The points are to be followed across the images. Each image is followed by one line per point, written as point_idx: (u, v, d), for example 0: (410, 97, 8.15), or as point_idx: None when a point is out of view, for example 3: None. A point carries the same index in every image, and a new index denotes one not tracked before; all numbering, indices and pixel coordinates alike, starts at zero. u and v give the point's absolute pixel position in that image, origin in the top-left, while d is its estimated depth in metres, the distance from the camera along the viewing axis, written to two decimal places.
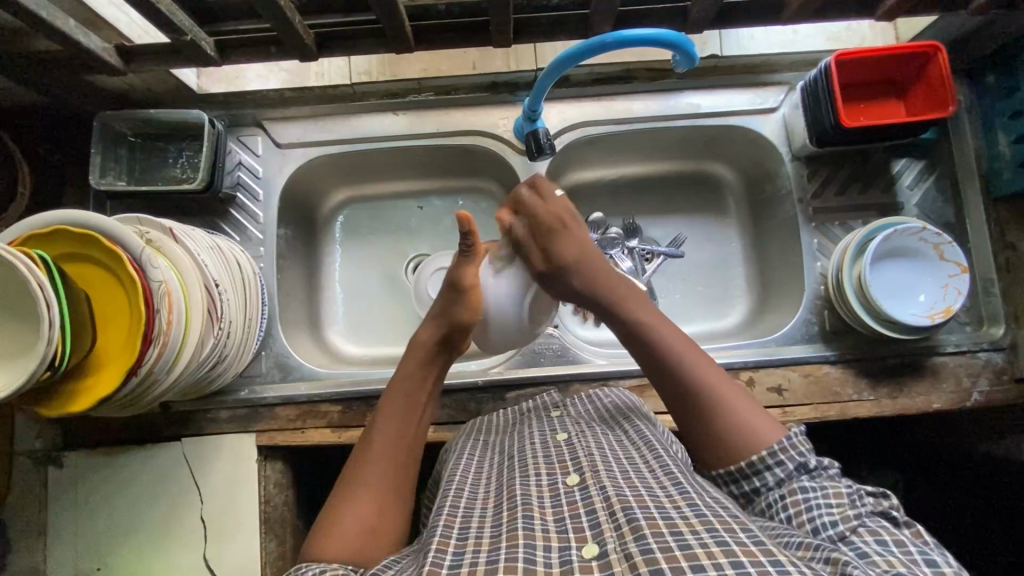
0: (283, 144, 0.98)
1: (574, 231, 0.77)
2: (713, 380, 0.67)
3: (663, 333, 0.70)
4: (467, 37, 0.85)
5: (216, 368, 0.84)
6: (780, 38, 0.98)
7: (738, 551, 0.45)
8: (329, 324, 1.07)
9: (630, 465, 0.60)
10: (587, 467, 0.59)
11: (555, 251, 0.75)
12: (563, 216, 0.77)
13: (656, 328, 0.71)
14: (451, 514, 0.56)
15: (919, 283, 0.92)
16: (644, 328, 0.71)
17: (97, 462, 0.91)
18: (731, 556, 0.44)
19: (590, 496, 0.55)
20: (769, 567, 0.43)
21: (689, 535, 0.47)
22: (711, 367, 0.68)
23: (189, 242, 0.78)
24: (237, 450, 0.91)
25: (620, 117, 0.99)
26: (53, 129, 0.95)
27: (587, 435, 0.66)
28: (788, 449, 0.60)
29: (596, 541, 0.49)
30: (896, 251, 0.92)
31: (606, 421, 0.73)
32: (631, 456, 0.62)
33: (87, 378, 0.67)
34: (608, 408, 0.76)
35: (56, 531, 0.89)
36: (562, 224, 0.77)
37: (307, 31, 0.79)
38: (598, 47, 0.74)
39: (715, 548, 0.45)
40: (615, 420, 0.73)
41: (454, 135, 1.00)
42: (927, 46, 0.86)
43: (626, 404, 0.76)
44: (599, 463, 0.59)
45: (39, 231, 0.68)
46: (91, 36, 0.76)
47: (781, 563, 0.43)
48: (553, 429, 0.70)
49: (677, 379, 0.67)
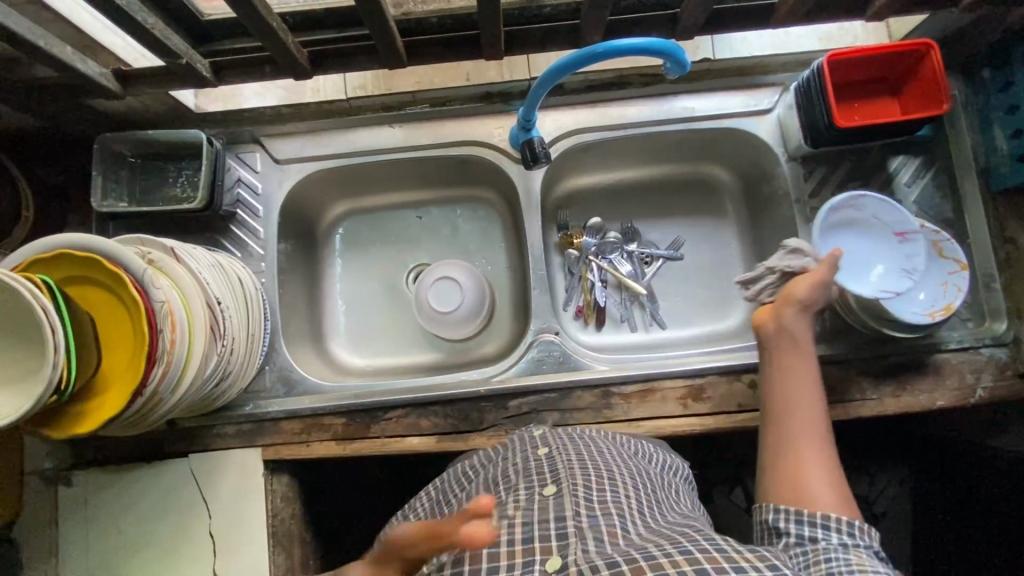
0: (282, 160, 0.99)
1: (805, 311, 0.80)
2: (816, 466, 0.70)
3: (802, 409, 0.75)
4: (459, 50, 0.86)
5: (218, 385, 0.85)
6: (772, 39, 1.00)
7: (701, 559, 0.48)
8: (333, 337, 1.08)
9: (603, 482, 0.63)
10: (564, 478, 0.62)
11: (812, 302, 0.80)
12: (824, 279, 0.80)
13: (798, 415, 0.74)
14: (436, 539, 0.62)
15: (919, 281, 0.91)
16: (785, 411, 0.75)
17: (106, 481, 0.92)
18: (694, 564, 0.47)
19: (561, 506, 0.58)
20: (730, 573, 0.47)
21: (654, 548, 0.50)
22: (823, 463, 0.70)
23: (190, 261, 0.79)
24: (244, 464, 0.92)
25: (614, 123, 1.00)
26: (54, 153, 0.97)
27: (568, 449, 0.69)
28: (863, 530, 0.64)
29: (558, 555, 0.51)
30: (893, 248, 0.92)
31: (586, 437, 0.75)
32: (606, 470, 0.66)
33: (92, 399, 0.68)
34: (612, 438, 0.78)
35: (66, 550, 0.90)
36: (807, 296, 0.80)
37: (300, 50, 0.80)
38: (588, 56, 0.74)
39: (678, 557, 0.48)
40: (645, 453, 0.77)
41: (451, 146, 1.00)
42: (920, 43, 0.86)
43: (625, 441, 0.79)
44: (576, 477, 0.62)
45: (41, 255, 0.69)
46: (88, 61, 0.77)
47: (742, 569, 0.48)
48: (535, 444, 0.73)
49: (789, 446, 0.72)
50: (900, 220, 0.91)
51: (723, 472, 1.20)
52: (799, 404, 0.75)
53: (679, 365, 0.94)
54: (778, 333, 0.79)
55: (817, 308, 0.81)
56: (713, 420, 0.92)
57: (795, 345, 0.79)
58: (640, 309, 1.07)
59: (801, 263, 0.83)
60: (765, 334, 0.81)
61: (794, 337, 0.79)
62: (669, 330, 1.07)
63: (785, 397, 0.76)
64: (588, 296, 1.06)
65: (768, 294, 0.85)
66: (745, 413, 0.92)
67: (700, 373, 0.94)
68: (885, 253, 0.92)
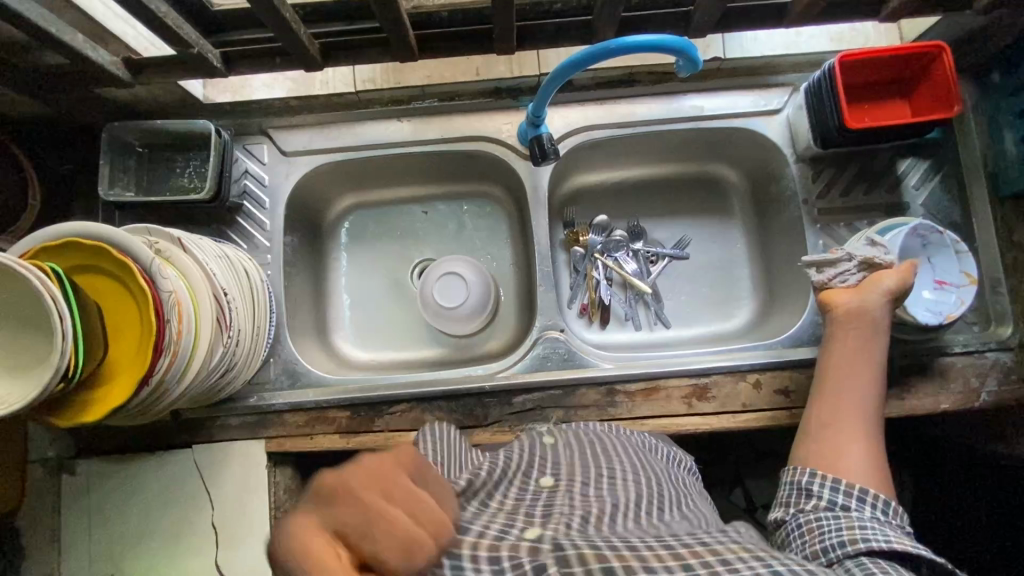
0: (289, 152, 0.99)
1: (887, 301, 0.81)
2: (860, 444, 0.74)
3: (857, 383, 0.79)
4: (470, 45, 0.86)
5: (224, 377, 0.85)
6: (783, 39, 0.99)
7: (690, 554, 0.48)
8: (337, 331, 1.08)
9: (600, 478, 0.64)
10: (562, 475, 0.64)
11: (894, 293, 0.81)
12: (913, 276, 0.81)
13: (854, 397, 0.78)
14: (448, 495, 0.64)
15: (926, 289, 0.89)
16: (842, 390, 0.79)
17: (110, 470, 0.92)
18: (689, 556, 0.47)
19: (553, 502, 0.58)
20: (734, 564, 0.46)
21: (645, 542, 0.51)
22: (867, 442, 0.74)
23: (198, 252, 0.79)
24: (248, 456, 0.92)
25: (623, 120, 1.00)
26: (61, 143, 0.97)
27: (572, 446, 0.71)
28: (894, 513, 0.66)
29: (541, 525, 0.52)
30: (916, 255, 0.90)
31: (595, 429, 0.77)
32: (608, 466, 0.67)
33: (98, 388, 0.68)
34: (639, 437, 0.80)
35: (70, 538, 0.90)
36: (897, 288, 0.81)
37: (311, 41, 0.80)
38: (600, 52, 0.74)
39: (671, 552, 0.48)
40: (670, 453, 0.80)
41: (458, 141, 1.00)
42: (932, 46, 0.86)
43: (653, 440, 0.80)
44: (575, 475, 0.64)
45: (50, 243, 0.69)
46: (98, 50, 0.77)
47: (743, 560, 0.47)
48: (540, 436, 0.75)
49: (837, 424, 0.77)
50: (942, 268, 0.89)
51: (724, 472, 1.20)
52: (857, 387, 0.79)
53: (684, 365, 0.94)
54: (853, 314, 0.81)
55: (898, 300, 0.82)
56: (717, 419, 0.92)
57: (872, 327, 0.81)
58: (645, 307, 1.07)
59: (888, 256, 0.83)
60: (841, 313, 0.82)
61: (872, 321, 0.81)
62: (674, 330, 1.07)
63: (844, 377, 0.80)
64: (593, 294, 1.05)
65: (845, 281, 0.84)
66: (750, 413, 0.92)
67: (704, 373, 0.94)
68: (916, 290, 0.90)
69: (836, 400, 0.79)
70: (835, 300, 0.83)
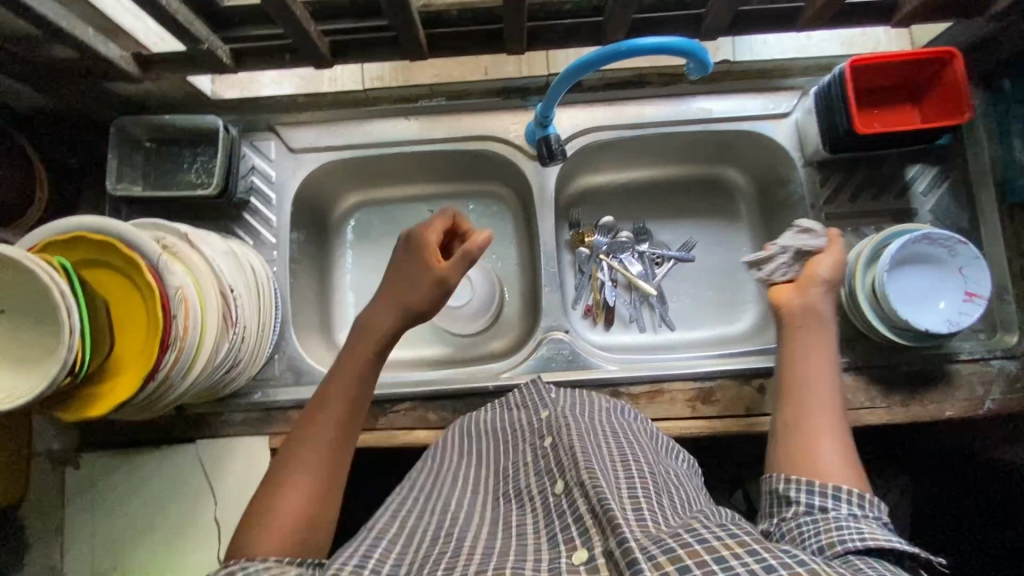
0: (296, 149, 0.99)
1: (827, 289, 0.81)
2: (825, 437, 0.68)
3: (816, 375, 0.73)
4: (479, 45, 0.86)
5: (229, 373, 0.85)
6: (794, 42, 1.00)
7: (716, 546, 0.46)
8: (341, 328, 1.08)
9: (607, 457, 0.62)
10: (567, 466, 0.60)
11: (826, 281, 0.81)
12: (841, 259, 0.83)
13: (815, 388, 0.72)
14: (466, 501, 0.64)
15: (943, 301, 0.89)
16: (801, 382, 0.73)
17: (114, 463, 0.92)
18: (711, 552, 0.45)
19: (568, 500, 0.56)
20: (748, 556, 0.44)
21: (702, 530, 0.48)
22: (835, 434, 0.69)
23: (205, 248, 0.79)
24: (251, 452, 0.92)
25: (631, 121, 1.00)
26: (68, 137, 0.97)
27: (563, 420, 0.69)
28: (873, 502, 0.62)
29: (585, 547, 0.50)
30: (935, 266, 0.90)
31: (573, 407, 0.74)
32: (626, 448, 0.66)
33: (105, 382, 0.68)
34: (606, 414, 0.76)
35: (72, 531, 0.90)
36: (830, 273, 0.81)
37: (321, 39, 0.80)
38: (611, 55, 0.73)
39: (695, 546, 0.45)
40: (655, 439, 0.77)
41: (466, 140, 1.00)
42: (943, 51, 0.86)
43: (617, 417, 0.76)
44: (578, 457, 0.60)
45: (56, 237, 0.69)
46: (109, 44, 0.77)
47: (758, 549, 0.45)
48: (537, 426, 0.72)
49: (801, 417, 0.71)
50: (959, 279, 0.88)
51: (725, 474, 1.20)
52: (819, 377, 0.73)
53: (689, 367, 0.94)
54: (801, 311, 0.79)
55: (835, 289, 0.82)
56: (721, 423, 0.92)
57: (818, 322, 0.78)
58: (649, 309, 1.07)
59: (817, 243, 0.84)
60: (788, 311, 0.80)
61: (819, 314, 0.78)
62: (678, 332, 1.06)
63: (801, 369, 0.75)
64: (598, 295, 1.05)
65: (784, 274, 0.84)
66: (754, 417, 0.92)
67: (709, 376, 0.93)
68: (935, 301, 0.89)
69: (796, 392, 0.73)
70: (782, 298, 0.82)
